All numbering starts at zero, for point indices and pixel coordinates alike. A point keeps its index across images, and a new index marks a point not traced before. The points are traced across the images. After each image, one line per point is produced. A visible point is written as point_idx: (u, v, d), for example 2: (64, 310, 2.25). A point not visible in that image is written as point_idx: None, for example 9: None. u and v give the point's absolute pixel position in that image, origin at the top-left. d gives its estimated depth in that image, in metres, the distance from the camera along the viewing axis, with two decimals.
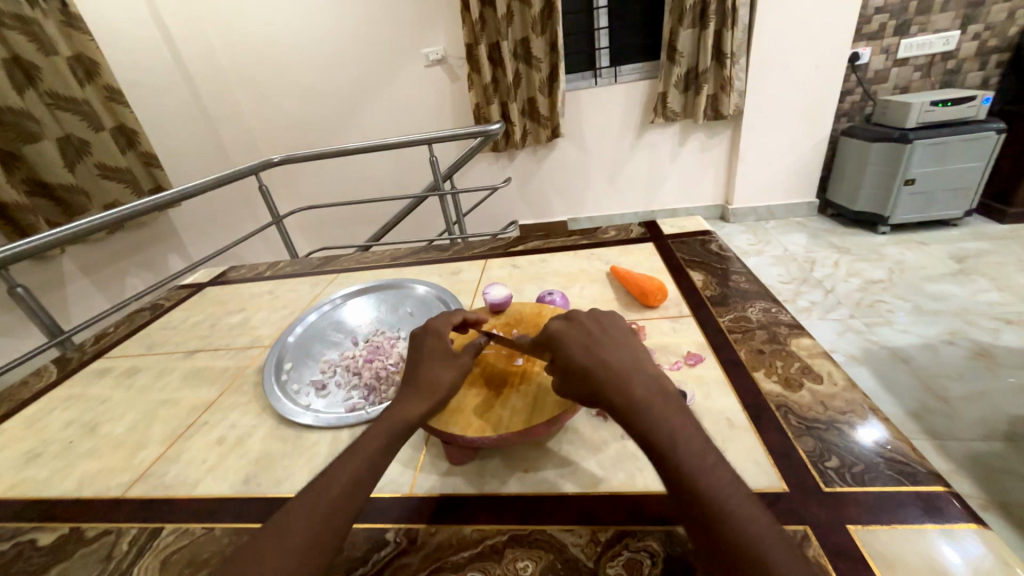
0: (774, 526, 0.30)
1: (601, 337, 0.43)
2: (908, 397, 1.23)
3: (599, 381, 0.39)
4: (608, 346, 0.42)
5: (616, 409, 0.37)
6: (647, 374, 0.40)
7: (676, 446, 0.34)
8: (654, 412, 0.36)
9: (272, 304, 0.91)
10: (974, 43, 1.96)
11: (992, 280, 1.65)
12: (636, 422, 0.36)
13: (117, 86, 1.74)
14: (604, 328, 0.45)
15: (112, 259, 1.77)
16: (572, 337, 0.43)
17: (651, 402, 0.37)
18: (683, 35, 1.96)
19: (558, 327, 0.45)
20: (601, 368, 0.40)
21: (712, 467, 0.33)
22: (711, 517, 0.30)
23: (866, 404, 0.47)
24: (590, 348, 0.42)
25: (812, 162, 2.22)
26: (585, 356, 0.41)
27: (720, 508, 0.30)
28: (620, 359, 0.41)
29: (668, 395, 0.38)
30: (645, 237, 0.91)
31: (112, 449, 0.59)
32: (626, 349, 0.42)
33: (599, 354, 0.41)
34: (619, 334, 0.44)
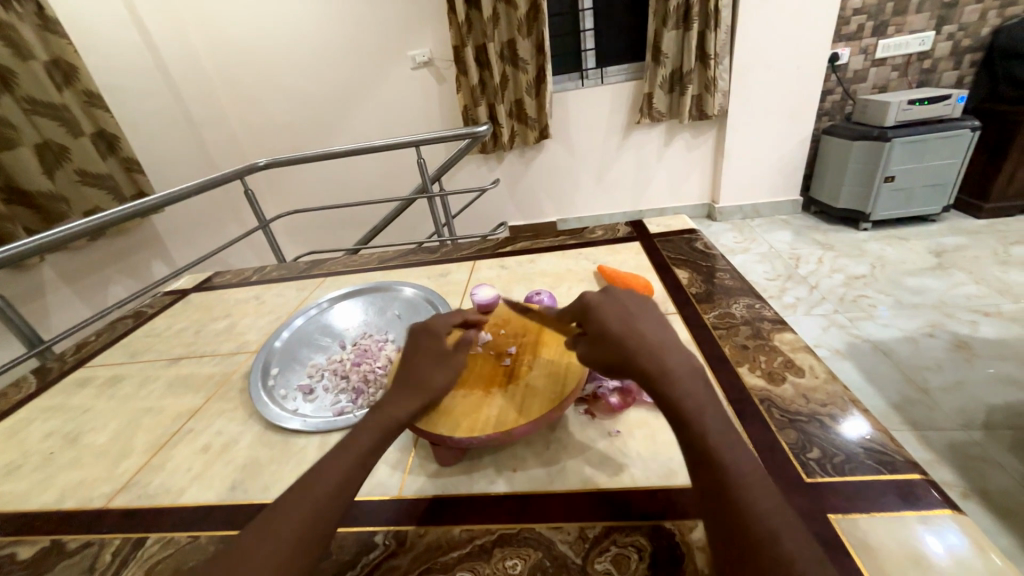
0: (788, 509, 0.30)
1: (638, 310, 0.42)
2: (891, 389, 1.26)
3: (631, 351, 0.38)
4: (643, 320, 0.41)
5: (645, 378, 0.37)
6: (681, 348, 0.39)
7: (702, 418, 0.34)
8: (683, 385, 0.36)
9: (259, 309, 0.90)
10: (948, 43, 2.01)
11: (969, 273, 1.70)
12: (664, 392, 0.36)
13: (97, 91, 1.71)
14: (641, 302, 0.44)
15: (94, 266, 1.73)
16: (609, 307, 0.43)
17: (683, 375, 0.37)
18: (668, 37, 1.99)
19: (597, 299, 0.44)
20: (636, 338, 0.39)
21: (733, 442, 0.33)
22: (726, 486, 0.31)
23: (846, 396, 0.48)
24: (625, 320, 0.41)
25: (795, 160, 2.27)
26: (620, 328, 0.40)
27: (736, 480, 0.31)
28: (654, 332, 0.40)
29: (698, 370, 0.38)
30: (632, 236, 0.92)
31: (94, 459, 0.58)
32: (660, 324, 0.42)
33: (634, 327, 0.40)
34: (654, 308, 0.44)
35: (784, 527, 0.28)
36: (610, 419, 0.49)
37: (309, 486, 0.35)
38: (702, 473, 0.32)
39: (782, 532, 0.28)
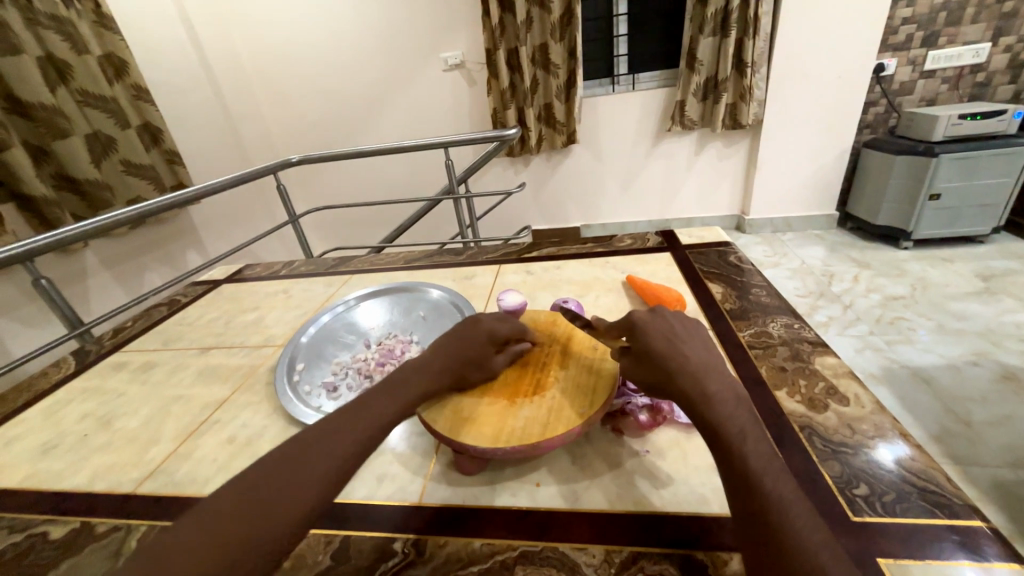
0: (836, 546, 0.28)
1: (682, 331, 0.42)
2: (930, 419, 1.19)
3: (672, 370, 0.38)
4: (688, 341, 0.41)
5: (685, 399, 0.37)
6: (723, 373, 0.38)
7: (744, 443, 0.33)
8: (724, 409, 0.35)
9: (287, 303, 0.91)
10: (1005, 56, 1.91)
11: (1019, 300, 1.60)
12: (703, 413, 0.35)
13: (144, 85, 1.78)
14: (685, 324, 0.43)
15: (133, 254, 1.80)
16: (654, 326, 0.42)
17: (723, 399, 0.36)
18: (704, 44, 1.95)
19: (643, 316, 0.43)
20: (677, 359, 0.39)
21: (778, 470, 0.32)
22: (767, 512, 0.29)
23: (895, 428, 0.45)
24: (669, 340, 0.41)
25: (833, 174, 2.18)
26: (664, 347, 0.40)
27: (778, 507, 0.29)
28: (699, 355, 0.39)
29: (741, 397, 0.37)
30: (661, 246, 0.90)
31: (125, 444, 0.59)
32: (705, 346, 0.41)
33: (677, 347, 0.40)
34: (698, 331, 0.43)
35: (834, 561, 0.26)
36: (639, 437, 0.47)
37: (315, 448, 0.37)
38: (742, 497, 0.31)
39: (829, 566, 0.26)
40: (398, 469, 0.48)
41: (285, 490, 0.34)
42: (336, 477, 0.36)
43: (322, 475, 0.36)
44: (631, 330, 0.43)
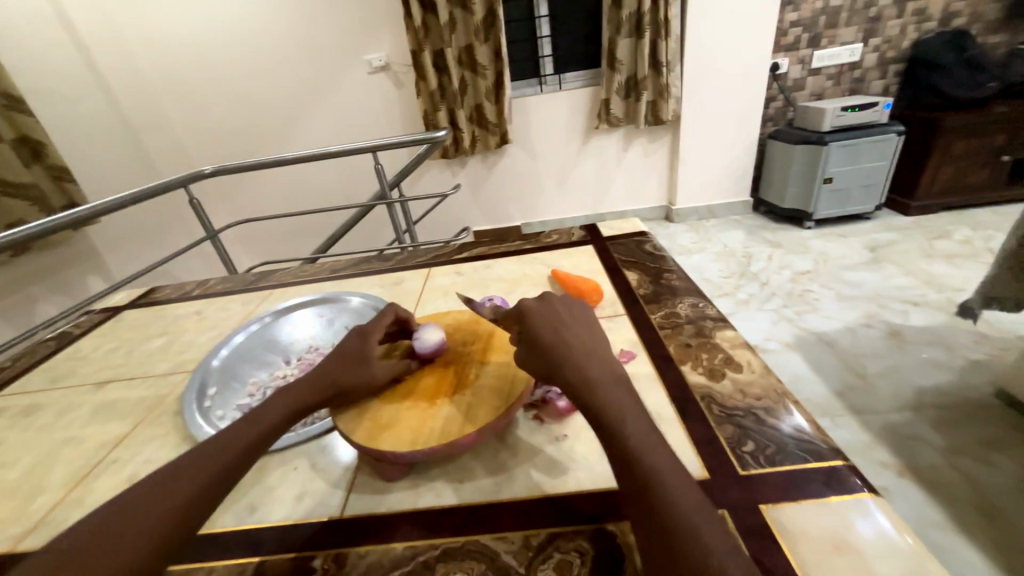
0: (705, 502, 0.31)
1: (569, 322, 0.44)
2: (834, 377, 1.34)
3: (558, 359, 0.40)
4: (573, 331, 0.43)
5: (570, 387, 0.39)
6: (606, 358, 0.42)
7: (623, 421, 0.36)
8: (605, 391, 0.38)
9: (200, 325, 0.85)
10: (874, 54, 2.18)
11: (899, 267, 1.83)
12: (584, 397, 0.38)
13: (18, 93, 1.58)
14: (575, 314, 0.46)
15: (17, 284, 1.59)
16: (542, 319, 0.45)
17: (604, 383, 0.39)
18: (622, 44, 2.05)
19: (533, 310, 0.46)
20: (562, 349, 0.41)
21: (653, 441, 0.35)
22: (645, 481, 0.32)
23: (780, 388, 0.50)
24: (555, 331, 0.43)
25: (744, 163, 2.38)
26: (551, 339, 0.42)
27: (653, 475, 0.32)
28: (584, 343, 0.42)
29: (620, 377, 0.40)
30: (585, 239, 0.94)
31: (2, 498, 0.52)
32: (590, 334, 0.44)
33: (564, 337, 0.42)
34: (586, 319, 0.46)
35: (700, 516, 0.30)
36: (558, 423, 0.49)
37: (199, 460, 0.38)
38: (624, 472, 0.33)
39: (697, 519, 0.30)
40: (319, 484, 0.47)
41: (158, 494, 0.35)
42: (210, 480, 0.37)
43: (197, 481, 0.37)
44: (523, 325, 0.45)
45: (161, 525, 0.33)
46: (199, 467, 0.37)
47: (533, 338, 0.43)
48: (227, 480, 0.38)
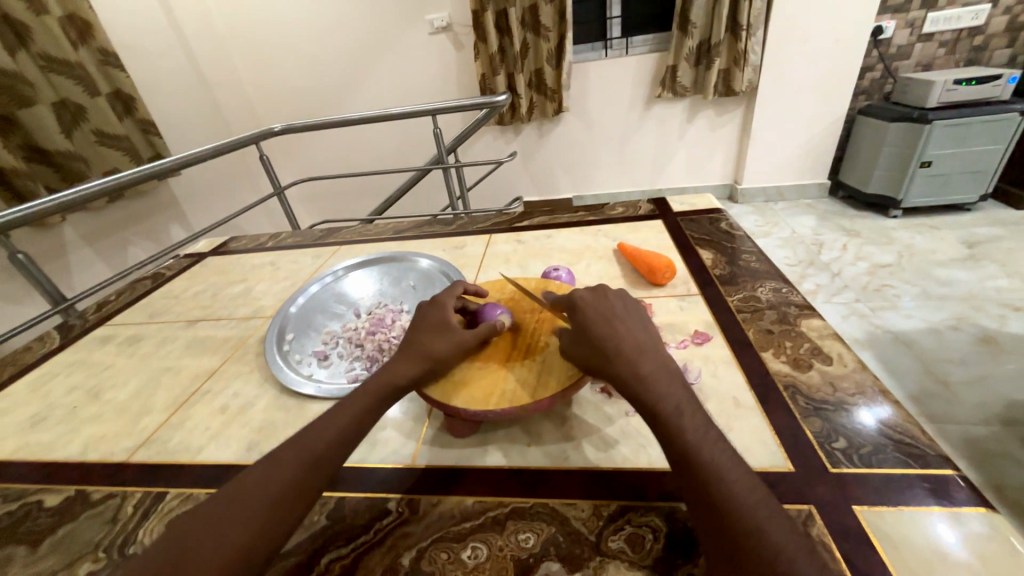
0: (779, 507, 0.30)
1: (622, 309, 0.42)
2: (909, 380, 1.23)
3: (612, 351, 0.38)
4: (625, 319, 0.41)
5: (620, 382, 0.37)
6: (659, 350, 0.39)
7: (681, 418, 0.34)
8: (659, 386, 0.36)
9: (274, 275, 0.90)
10: (1005, 17, 1.87)
11: (1002, 266, 1.63)
12: (636, 393, 0.36)
13: (111, 48, 1.69)
14: (627, 300, 0.44)
15: (114, 228, 1.75)
16: (594, 306, 0.42)
17: (658, 378, 0.37)
18: (699, 5, 1.88)
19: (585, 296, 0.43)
20: (613, 340, 0.39)
21: (714, 438, 0.33)
22: (706, 482, 0.31)
23: (876, 386, 0.46)
24: (607, 319, 0.41)
25: (826, 141, 2.16)
26: (603, 329, 0.40)
27: (714, 474, 0.31)
28: (637, 332, 0.40)
29: (673, 371, 0.38)
30: (653, 214, 0.89)
31: (116, 415, 0.59)
32: (643, 323, 0.42)
33: (619, 327, 0.40)
34: (634, 306, 0.44)
35: (768, 519, 0.28)
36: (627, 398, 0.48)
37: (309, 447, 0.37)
38: (681, 469, 0.32)
39: (767, 522, 0.28)
40: (391, 433, 0.49)
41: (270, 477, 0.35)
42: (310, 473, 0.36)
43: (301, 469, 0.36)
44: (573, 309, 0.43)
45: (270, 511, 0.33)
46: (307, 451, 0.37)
47: (584, 327, 0.41)
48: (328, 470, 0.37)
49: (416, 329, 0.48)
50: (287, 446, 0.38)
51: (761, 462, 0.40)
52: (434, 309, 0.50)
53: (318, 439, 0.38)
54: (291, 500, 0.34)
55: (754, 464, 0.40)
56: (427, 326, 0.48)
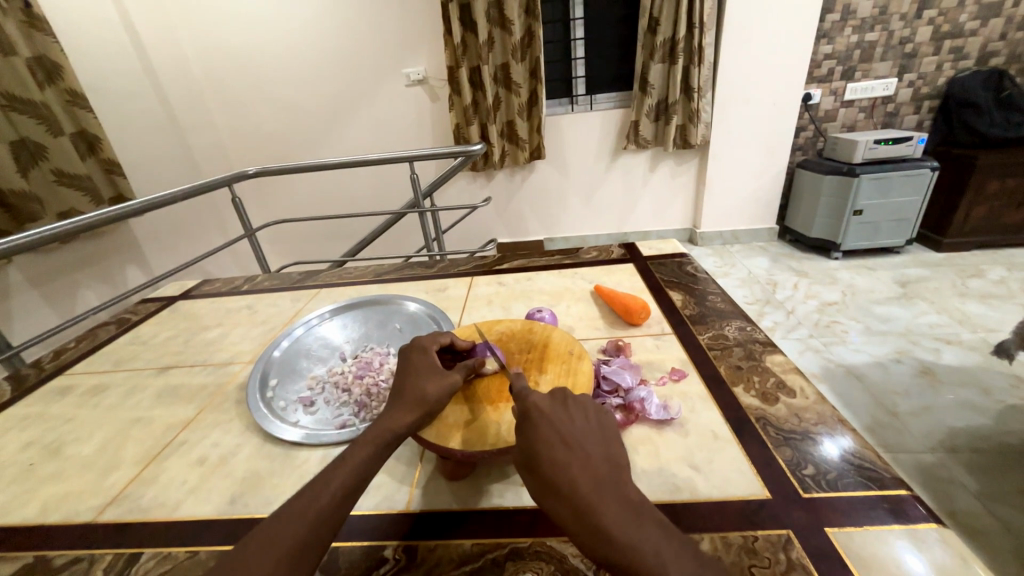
0: None
1: (579, 431, 0.40)
2: (863, 412, 1.31)
3: (569, 495, 0.35)
4: (587, 441, 0.39)
5: (587, 542, 0.33)
6: (622, 481, 0.36)
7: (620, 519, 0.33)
8: (631, 534, 0.32)
9: (252, 319, 0.88)
10: (909, 89, 2.18)
11: (931, 303, 1.80)
12: (605, 549, 0.32)
13: (80, 90, 1.68)
14: (586, 412, 0.42)
15: (66, 270, 1.66)
16: (547, 426, 0.40)
17: (627, 522, 0.33)
18: (655, 69, 2.09)
19: (541, 411, 0.41)
20: (568, 479, 0.36)
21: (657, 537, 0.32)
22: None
23: (835, 416, 0.51)
24: (562, 449, 0.38)
25: (772, 190, 2.38)
26: (556, 466, 0.37)
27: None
28: (601, 458, 0.38)
29: (640, 504, 0.35)
30: (625, 258, 0.96)
31: (80, 471, 0.55)
32: (606, 442, 0.40)
33: (573, 457, 0.37)
34: (595, 419, 0.42)
35: None
36: None
37: (313, 500, 0.37)
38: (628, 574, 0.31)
39: None
40: (383, 478, 0.49)
41: (280, 532, 0.35)
42: (319, 522, 0.36)
43: (310, 517, 0.36)
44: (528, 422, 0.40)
45: (281, 564, 0.33)
46: (312, 501, 0.37)
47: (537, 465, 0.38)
48: (337, 515, 0.37)
49: (404, 373, 0.50)
50: (291, 501, 0.38)
51: (741, 491, 0.43)
52: (417, 354, 0.51)
53: (325, 486, 0.38)
54: (304, 551, 0.35)
55: (735, 493, 0.43)
56: (415, 370, 0.50)
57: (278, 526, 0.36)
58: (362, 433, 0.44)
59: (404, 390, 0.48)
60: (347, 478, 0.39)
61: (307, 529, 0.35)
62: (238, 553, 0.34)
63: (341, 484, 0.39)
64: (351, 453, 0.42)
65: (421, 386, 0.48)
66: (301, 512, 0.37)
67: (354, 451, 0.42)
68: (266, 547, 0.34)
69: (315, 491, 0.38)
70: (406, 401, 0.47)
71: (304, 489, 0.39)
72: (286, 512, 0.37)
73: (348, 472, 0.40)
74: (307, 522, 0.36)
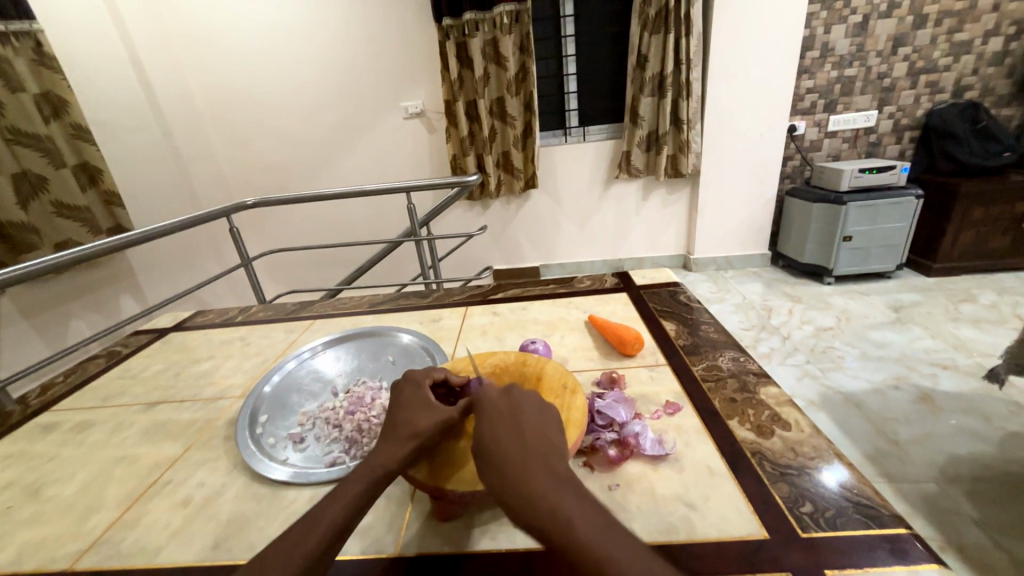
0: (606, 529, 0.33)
1: (520, 405, 0.44)
2: (864, 440, 1.30)
3: (499, 464, 0.38)
4: (528, 420, 0.42)
5: (511, 505, 0.36)
6: (553, 455, 0.39)
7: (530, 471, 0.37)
8: (550, 497, 0.35)
9: (244, 351, 0.88)
10: (890, 121, 2.26)
11: (925, 328, 1.81)
12: (524, 508, 0.35)
13: (85, 124, 1.72)
14: (533, 398, 0.46)
15: (58, 301, 1.65)
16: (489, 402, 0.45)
17: (547, 488, 0.36)
18: (645, 102, 2.17)
19: (489, 397, 0.45)
20: (501, 451, 0.39)
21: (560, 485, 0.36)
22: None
23: (831, 449, 0.50)
24: (502, 427, 0.42)
25: (763, 217, 2.43)
26: (490, 436, 0.41)
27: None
28: (538, 436, 0.41)
29: (565, 474, 0.38)
30: (618, 287, 0.96)
31: (59, 514, 0.54)
32: (548, 424, 0.43)
33: (510, 435, 0.41)
34: (540, 404, 0.45)
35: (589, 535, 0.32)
36: (608, 471, 0.50)
37: (298, 542, 0.36)
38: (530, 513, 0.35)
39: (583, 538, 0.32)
40: (373, 520, 0.47)
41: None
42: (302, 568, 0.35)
43: (295, 561, 0.35)
44: (476, 409, 0.44)
45: None
46: (297, 543, 0.36)
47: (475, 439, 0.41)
48: (321, 560, 0.36)
49: (396, 407, 0.49)
50: (276, 545, 0.37)
51: (739, 531, 0.42)
52: (409, 387, 0.51)
53: (312, 528, 0.37)
54: None
55: (733, 533, 0.42)
56: (407, 403, 0.49)
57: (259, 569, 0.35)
58: (352, 470, 0.43)
59: (394, 423, 0.47)
60: (335, 519, 0.38)
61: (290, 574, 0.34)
62: None
63: (328, 524, 0.38)
64: (340, 491, 0.41)
65: (412, 421, 0.47)
66: (286, 556, 0.35)
67: (344, 489, 0.41)
68: None
69: (300, 533, 0.37)
70: (398, 435, 0.46)
71: (291, 531, 0.38)
72: (268, 556, 0.36)
73: (336, 511, 0.39)
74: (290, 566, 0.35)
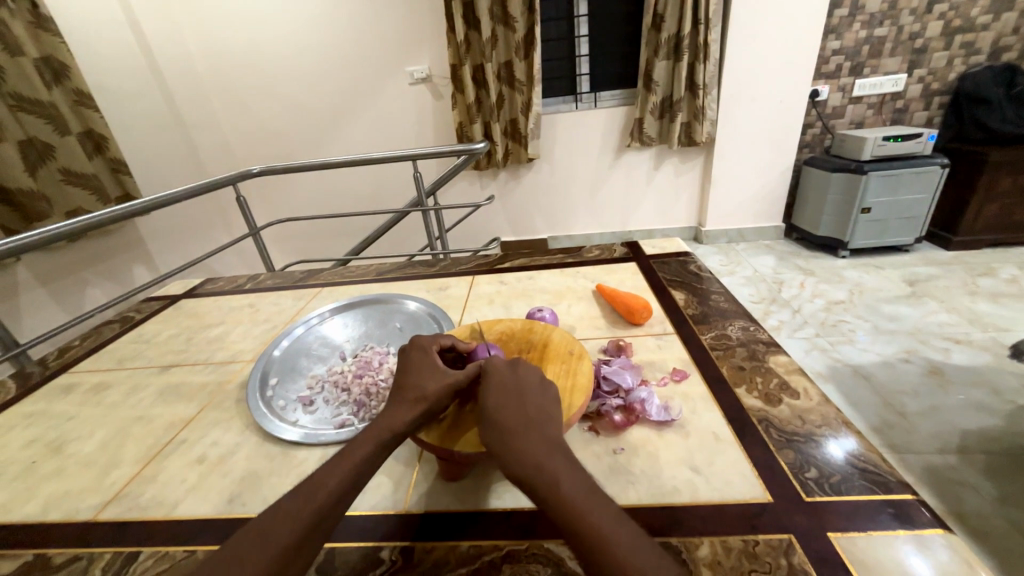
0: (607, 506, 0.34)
1: (527, 390, 0.43)
2: (871, 413, 1.30)
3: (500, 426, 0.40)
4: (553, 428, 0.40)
5: (511, 471, 0.36)
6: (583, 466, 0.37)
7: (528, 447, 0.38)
8: (585, 506, 0.33)
9: (253, 317, 0.89)
10: (919, 85, 2.15)
11: (940, 302, 1.78)
12: (521, 470, 0.36)
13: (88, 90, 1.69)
14: (536, 374, 0.46)
15: (72, 269, 1.67)
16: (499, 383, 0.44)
17: (583, 497, 0.33)
18: (659, 66, 2.07)
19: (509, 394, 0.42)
20: (521, 448, 0.37)
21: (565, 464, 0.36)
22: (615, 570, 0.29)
23: (838, 418, 0.50)
24: (530, 431, 0.39)
25: (779, 187, 2.35)
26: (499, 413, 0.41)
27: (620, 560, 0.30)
28: (540, 408, 0.42)
29: (585, 472, 0.37)
30: (627, 256, 0.95)
31: (81, 469, 0.56)
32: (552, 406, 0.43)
33: (537, 439, 0.38)
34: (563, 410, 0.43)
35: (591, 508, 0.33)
36: (613, 436, 0.51)
37: (308, 497, 0.37)
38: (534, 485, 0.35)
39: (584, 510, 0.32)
40: (382, 479, 0.49)
41: (274, 530, 0.35)
42: (313, 521, 0.36)
43: (305, 516, 0.36)
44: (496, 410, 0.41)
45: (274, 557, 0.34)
46: (308, 498, 0.37)
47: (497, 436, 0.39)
48: (331, 513, 0.37)
49: (404, 369, 0.50)
50: (287, 499, 0.38)
51: (743, 494, 0.42)
52: (416, 351, 0.51)
53: (323, 482, 0.38)
54: (301, 548, 0.35)
55: (736, 495, 0.42)
56: (414, 367, 0.49)
57: (270, 525, 0.35)
58: (361, 431, 0.43)
59: (401, 387, 0.48)
60: (344, 477, 0.39)
61: (302, 525, 0.35)
62: (232, 545, 0.34)
63: (338, 482, 0.38)
64: (350, 451, 0.41)
65: (417, 384, 0.47)
66: (297, 511, 0.36)
67: (353, 450, 0.41)
68: (260, 543, 0.34)
69: (310, 489, 0.38)
70: (406, 399, 0.46)
71: (302, 486, 0.39)
72: (280, 511, 0.37)
73: (346, 469, 0.39)
74: (298, 522, 0.35)
